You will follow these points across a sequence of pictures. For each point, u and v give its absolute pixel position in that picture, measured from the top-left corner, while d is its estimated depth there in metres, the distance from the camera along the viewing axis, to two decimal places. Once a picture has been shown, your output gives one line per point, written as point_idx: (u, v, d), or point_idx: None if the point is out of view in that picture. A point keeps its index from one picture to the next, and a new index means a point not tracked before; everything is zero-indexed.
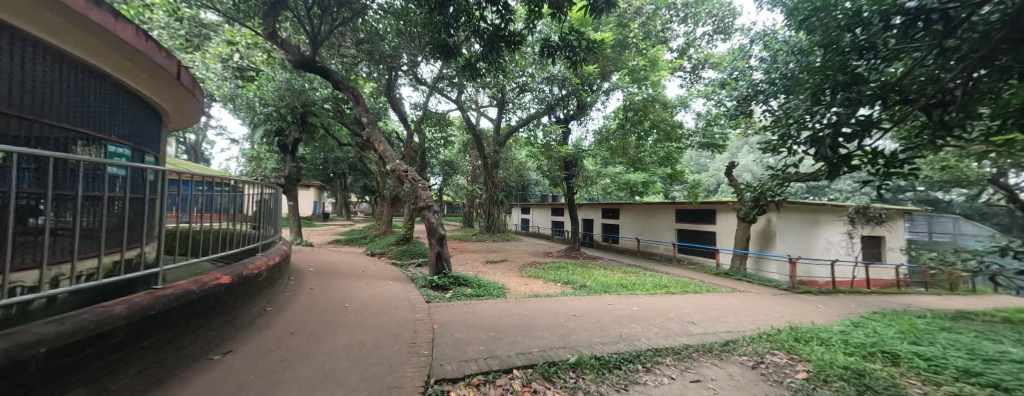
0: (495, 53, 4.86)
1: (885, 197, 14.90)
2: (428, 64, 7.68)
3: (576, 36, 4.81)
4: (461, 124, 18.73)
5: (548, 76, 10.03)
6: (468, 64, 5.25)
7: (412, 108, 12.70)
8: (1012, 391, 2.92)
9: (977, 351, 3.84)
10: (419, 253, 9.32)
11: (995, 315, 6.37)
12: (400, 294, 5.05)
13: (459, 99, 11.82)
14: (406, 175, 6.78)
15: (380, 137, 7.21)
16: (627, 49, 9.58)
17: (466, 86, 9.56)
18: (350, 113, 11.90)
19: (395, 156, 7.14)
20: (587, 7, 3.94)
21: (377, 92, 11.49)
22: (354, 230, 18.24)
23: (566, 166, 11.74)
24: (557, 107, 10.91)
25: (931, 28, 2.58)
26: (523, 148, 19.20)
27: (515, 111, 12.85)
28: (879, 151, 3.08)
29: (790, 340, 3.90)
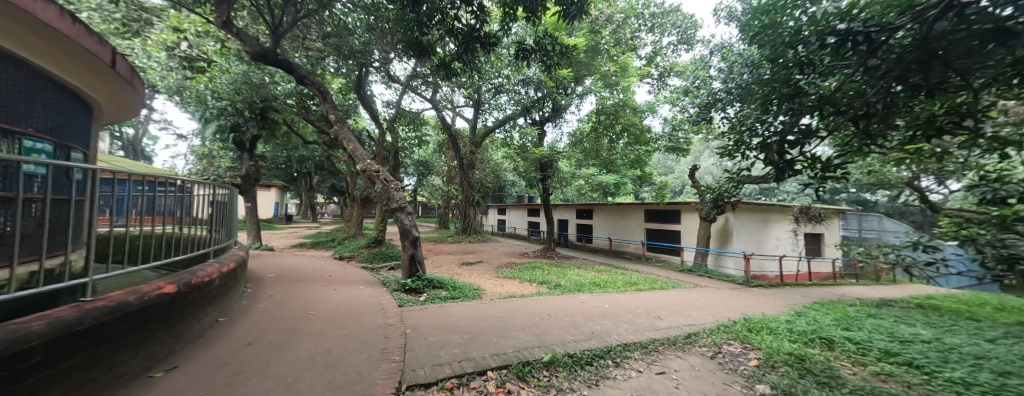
0: (470, 53, 4.83)
1: (824, 198, 16.45)
2: (401, 61, 7.35)
3: (551, 40, 4.91)
4: (436, 124, 18.46)
5: (524, 78, 10.12)
6: (442, 63, 5.16)
7: (385, 106, 12.29)
8: (922, 368, 3.34)
9: (896, 334, 4.36)
10: (391, 255, 9.03)
11: (911, 302, 7.25)
12: (370, 299, 4.87)
13: (433, 98, 11.60)
14: (377, 175, 6.54)
15: (349, 136, 6.89)
16: (599, 55, 9.90)
17: (441, 85, 9.39)
18: (317, 110, 11.31)
19: (366, 156, 6.85)
20: (560, 13, 4.04)
21: (347, 88, 10.99)
22: (322, 232, 17.37)
23: (542, 168, 11.85)
24: (533, 109, 11.06)
25: (859, 48, 2.87)
26: (499, 149, 19.19)
27: (491, 111, 12.86)
28: (817, 157, 3.41)
29: (743, 330, 4.20)
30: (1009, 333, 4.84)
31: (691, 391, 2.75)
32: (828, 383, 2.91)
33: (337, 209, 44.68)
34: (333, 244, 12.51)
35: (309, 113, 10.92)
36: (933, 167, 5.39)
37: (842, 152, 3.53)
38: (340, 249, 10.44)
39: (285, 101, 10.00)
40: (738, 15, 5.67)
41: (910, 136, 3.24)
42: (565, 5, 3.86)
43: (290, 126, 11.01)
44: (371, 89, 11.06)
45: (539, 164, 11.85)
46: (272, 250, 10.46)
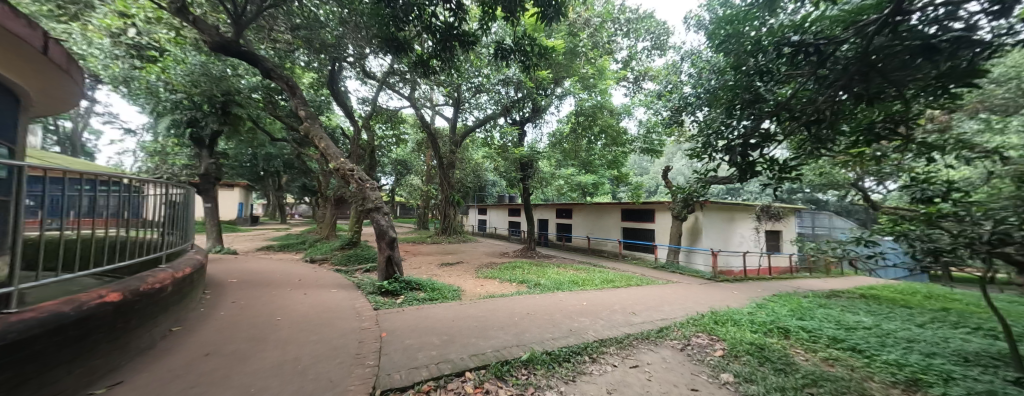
0: (448, 51, 4.77)
1: (782, 197, 17.62)
2: (376, 57, 7.04)
3: (530, 41, 4.92)
4: (414, 122, 18.07)
5: (504, 78, 10.05)
6: (420, 60, 5.08)
7: (359, 102, 11.86)
8: (863, 352, 3.67)
9: (843, 322, 4.76)
10: (366, 257, 8.73)
11: (855, 293, 7.94)
12: (343, 302, 4.69)
13: (411, 95, 11.32)
14: (351, 174, 6.33)
15: (320, 133, 6.65)
16: (577, 57, 10.05)
17: (419, 83, 9.16)
18: (285, 106, 10.73)
19: (340, 154, 6.62)
20: (539, 14, 4.07)
21: (319, 83, 10.51)
22: (292, 234, 16.53)
23: (522, 168, 11.90)
24: (513, 109, 11.11)
25: (810, 59, 3.11)
26: (479, 149, 19.06)
27: (472, 111, 12.80)
28: (775, 159, 3.65)
29: (710, 323, 4.43)
30: (936, 318, 5.42)
31: (663, 382, 2.87)
32: (784, 369, 3.13)
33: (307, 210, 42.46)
34: (304, 246, 11.93)
35: (276, 109, 10.34)
36: (876, 169, 5.93)
37: (797, 154, 3.81)
38: (311, 252, 9.97)
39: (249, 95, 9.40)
40: (706, 23, 5.95)
41: (854, 141, 3.56)
42: (543, 6, 3.89)
43: (255, 122, 10.38)
44: (345, 85, 10.63)
45: (519, 164, 11.89)
46: (234, 253, 9.80)
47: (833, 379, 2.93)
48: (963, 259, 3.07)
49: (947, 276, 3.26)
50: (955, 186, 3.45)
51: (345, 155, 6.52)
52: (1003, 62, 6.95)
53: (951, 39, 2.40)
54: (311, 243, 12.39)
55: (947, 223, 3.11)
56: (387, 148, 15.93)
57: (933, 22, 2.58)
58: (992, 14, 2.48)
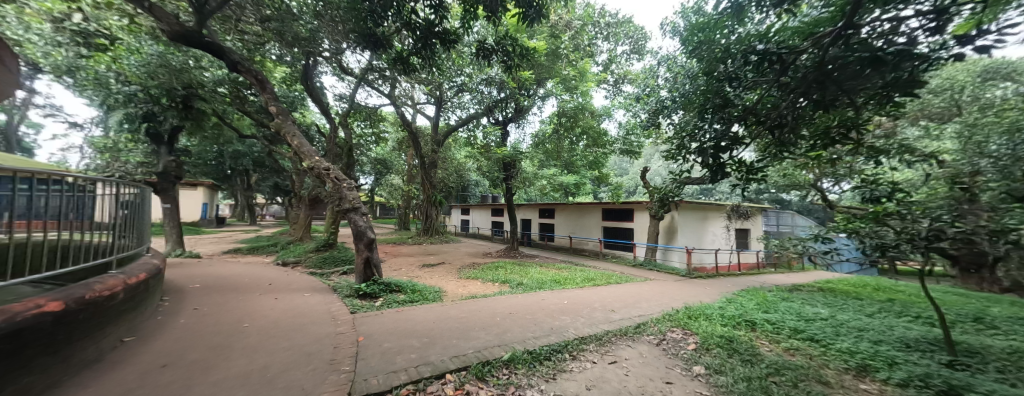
0: (428, 49, 4.70)
1: (750, 197, 18.59)
2: (354, 53, 6.73)
3: (512, 42, 4.92)
4: (394, 121, 17.64)
5: (486, 78, 9.98)
6: (399, 57, 4.98)
7: (336, 99, 11.45)
8: (820, 341, 3.94)
9: (803, 314, 5.09)
10: (343, 259, 8.44)
11: (814, 286, 8.52)
12: (317, 306, 4.52)
13: (390, 93, 11.03)
14: (327, 173, 6.12)
15: (293, 130, 6.47)
16: (559, 59, 10.17)
17: (400, 80, 8.92)
18: (255, 101, 10.18)
19: (314, 153, 6.42)
20: (520, 15, 4.09)
21: (292, 77, 10.05)
22: (262, 236, 15.71)
23: (505, 168, 11.90)
24: (496, 109, 11.10)
25: (773, 67, 3.30)
26: (462, 148, 18.85)
27: (454, 110, 12.68)
28: (743, 161, 3.86)
29: (684, 318, 4.61)
30: (883, 308, 5.90)
31: (639, 376, 2.96)
32: (750, 359, 3.31)
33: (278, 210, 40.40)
34: (275, 248, 11.37)
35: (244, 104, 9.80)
36: (833, 170, 6.39)
37: (763, 157, 4.04)
38: (283, 254, 9.52)
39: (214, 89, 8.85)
40: (680, 29, 6.16)
41: (813, 145, 3.82)
42: (524, 7, 3.91)
43: (221, 117, 9.80)
44: (320, 81, 10.24)
45: (502, 164, 11.89)
46: (198, 257, 9.20)
47: (793, 367, 3.12)
48: (906, 254, 3.37)
49: (892, 270, 3.56)
50: (898, 188, 3.77)
51: (320, 153, 6.32)
52: (939, 75, 7.66)
53: (896, 52, 2.61)
54: (283, 245, 11.81)
55: (892, 221, 3.40)
56: (366, 147, 15.46)
57: (880, 36, 2.80)
58: (930, 30, 2.72)
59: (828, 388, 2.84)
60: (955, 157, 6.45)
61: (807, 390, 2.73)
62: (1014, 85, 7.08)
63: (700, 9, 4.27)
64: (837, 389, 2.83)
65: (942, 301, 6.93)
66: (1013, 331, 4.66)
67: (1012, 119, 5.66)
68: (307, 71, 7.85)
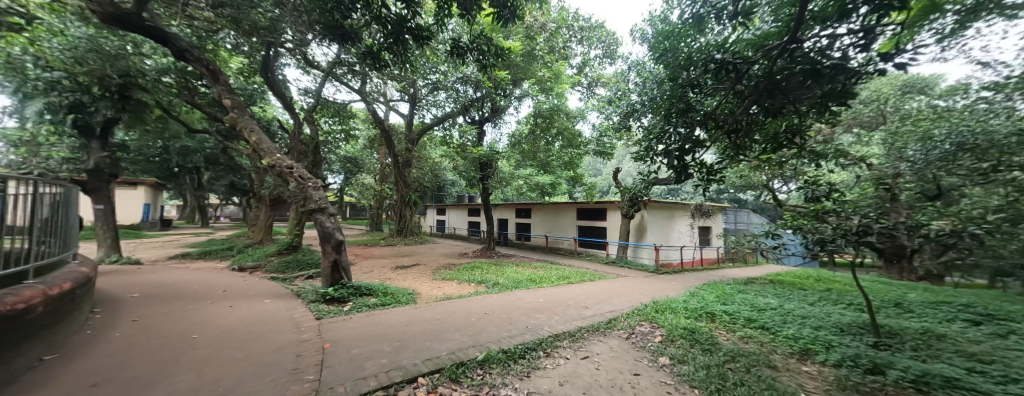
0: (401, 45, 4.56)
1: (712, 197, 19.75)
2: (320, 46, 6.37)
3: (486, 41, 4.89)
4: (365, 118, 16.94)
5: (462, 77, 9.82)
6: (369, 52, 4.79)
7: (300, 93, 10.77)
8: (770, 329, 4.28)
9: (756, 304, 5.51)
10: (308, 263, 7.98)
11: (766, 279, 9.25)
12: (280, 313, 4.25)
13: (360, 88, 10.56)
14: (291, 172, 5.83)
15: (252, 126, 6.27)
16: (534, 60, 10.08)
17: (371, 76, 8.52)
18: (207, 93, 9.37)
19: (275, 150, 6.18)
20: (495, 15, 4.08)
21: (250, 69, 9.36)
22: (216, 239, 14.49)
23: (481, 168, 11.83)
24: (472, 108, 10.97)
25: (730, 75, 3.53)
26: (437, 148, 18.43)
27: (429, 108, 12.41)
28: (703, 162, 4.11)
29: (652, 312, 4.83)
30: (825, 297, 6.52)
31: (610, 370, 3.06)
32: (709, 348, 3.52)
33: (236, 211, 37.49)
34: (231, 252, 10.51)
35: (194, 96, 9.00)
36: (784, 172, 6.98)
37: (722, 159, 4.33)
38: (240, 258, 8.83)
39: (157, 78, 8.05)
40: (649, 36, 6.42)
41: (764, 148, 4.14)
42: (499, 7, 3.91)
43: (166, 109, 8.92)
44: (282, 73, 9.59)
45: (478, 163, 11.82)
46: (139, 263, 8.30)
47: (747, 354, 3.37)
48: (841, 247, 3.73)
49: (829, 262, 3.95)
50: (834, 188, 4.18)
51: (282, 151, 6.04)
52: (869, 87, 8.60)
53: (832, 66, 2.90)
54: (240, 248, 10.96)
55: (830, 218, 3.76)
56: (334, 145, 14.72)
57: (820, 51, 3.09)
58: (859, 47, 3.05)
59: (776, 372, 3.11)
60: (883, 161, 7.25)
61: (759, 374, 2.96)
62: (927, 98, 8.07)
63: (666, 18, 4.47)
64: (783, 372, 3.11)
65: (872, 289, 7.78)
66: (929, 313, 5.31)
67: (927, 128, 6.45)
68: (266, 63, 8.22)
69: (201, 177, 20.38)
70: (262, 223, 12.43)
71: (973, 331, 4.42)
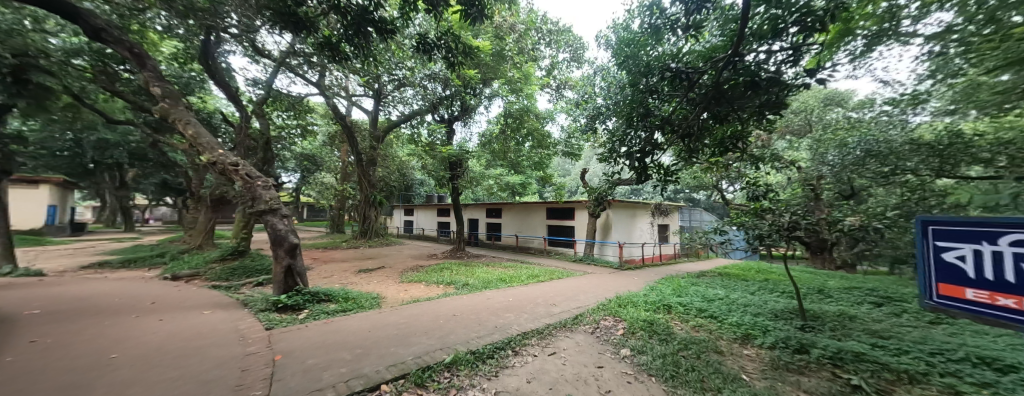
0: (362, 38, 4.32)
1: (671, 197, 20.97)
2: (271, 33, 5.85)
3: (454, 39, 4.79)
4: (324, 113, 15.86)
5: (429, 74, 9.52)
6: (326, 43, 4.50)
7: (247, 84, 9.83)
8: (717, 317, 4.66)
9: (707, 296, 5.96)
10: (256, 269, 7.32)
11: (716, 272, 10.05)
12: (222, 325, 3.86)
13: (317, 81, 9.86)
14: (236, 170, 5.53)
15: (187, 118, 6.04)
16: (504, 61, 9.93)
17: (330, 68, 7.94)
18: (130, 79, 8.25)
19: (215, 144, 5.97)
20: (463, 13, 4.03)
21: (184, 54, 8.39)
22: (144, 244, 12.83)
23: (451, 167, 11.59)
24: (440, 106, 10.71)
25: (685, 82, 3.79)
26: (403, 146, 17.74)
27: (395, 104, 11.91)
28: (661, 164, 4.36)
29: (615, 306, 5.04)
30: (765, 287, 7.23)
31: (576, 364, 3.15)
32: (666, 338, 3.75)
33: (170, 212, 33.39)
34: (163, 259, 9.35)
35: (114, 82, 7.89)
36: (732, 173, 7.64)
37: (677, 161, 4.62)
38: (175, 266, 7.88)
39: (64, 59, 6.96)
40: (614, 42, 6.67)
41: (713, 152, 4.49)
42: (466, 5, 3.85)
43: (77, 97, 7.73)
44: (225, 61, 8.70)
45: (448, 163, 11.57)
46: (41, 275, 7.11)
47: (697, 341, 3.64)
48: (776, 242, 4.14)
49: (767, 255, 4.38)
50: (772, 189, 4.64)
51: (224, 147, 5.84)
52: (799, 99, 9.66)
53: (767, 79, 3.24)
54: (174, 254, 9.80)
55: (767, 216, 4.16)
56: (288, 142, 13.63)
57: (758, 64, 3.43)
58: (788, 62, 3.43)
59: (721, 356, 3.40)
60: (811, 165, 8.20)
61: (708, 360, 3.21)
62: (843, 110, 9.24)
63: (627, 27, 4.66)
64: (727, 356, 3.41)
65: (802, 278, 8.76)
66: (848, 298, 6.08)
67: (846, 136, 7.39)
68: (204, 50, 7.59)
69: (123, 175, 17.90)
70: (199, 226, 11.20)
71: (880, 312, 5.14)
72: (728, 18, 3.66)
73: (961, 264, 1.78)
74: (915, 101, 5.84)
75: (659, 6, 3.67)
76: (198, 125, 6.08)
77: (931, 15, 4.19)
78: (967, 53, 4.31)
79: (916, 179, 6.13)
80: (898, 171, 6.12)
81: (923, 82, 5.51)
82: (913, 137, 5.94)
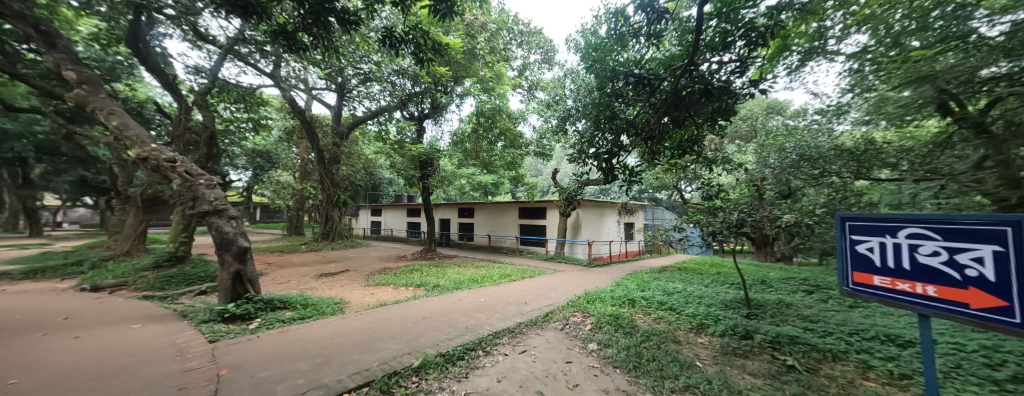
0: (323, 28, 4.07)
1: (636, 197, 21.94)
2: (217, 17, 5.32)
3: (423, 34, 4.65)
4: (280, 106, 14.73)
5: (397, 69, 8.92)
6: (281, 31, 4.20)
7: (187, 71, 8.87)
8: (676, 309, 4.95)
9: (668, 289, 6.32)
10: (198, 275, 6.63)
11: (675, 267, 10.68)
12: (156, 339, 3.46)
13: (271, 71, 9.13)
14: (172, 167, 4.98)
15: (108, 107, 5.41)
16: (475, 59, 9.70)
17: (285, 59, 7.35)
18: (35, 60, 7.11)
19: (146, 137, 5.37)
20: (432, 9, 3.89)
21: (107, 35, 7.39)
22: (56, 251, 11.17)
23: (421, 166, 11.27)
24: (410, 103, 10.38)
25: (646, 87, 4.02)
26: (369, 144, 16.91)
27: (360, 99, 11.33)
28: (626, 165, 4.53)
29: (583, 302, 5.19)
30: (719, 279, 7.82)
31: (546, 361, 3.20)
32: (630, 331, 3.92)
33: (89, 214, 28.93)
34: (80, 267, 8.16)
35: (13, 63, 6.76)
36: (692, 175, 8.16)
37: (641, 162, 4.82)
38: (96, 275, 6.91)
39: None
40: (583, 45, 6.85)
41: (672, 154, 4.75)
42: (436, 1, 3.74)
43: None
44: (159, 46, 7.77)
45: (417, 162, 11.24)
46: None
47: (658, 333, 3.85)
48: (727, 237, 4.50)
49: (719, 250, 4.74)
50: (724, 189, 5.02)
51: (157, 141, 5.31)
52: (747, 108, 10.57)
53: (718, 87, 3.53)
54: (94, 261, 8.62)
55: (720, 214, 4.50)
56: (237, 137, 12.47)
57: (712, 73, 3.70)
58: (736, 73, 3.72)
59: (679, 345, 3.63)
60: (757, 167, 8.98)
61: (667, 349, 3.41)
62: (784, 118, 10.21)
63: (595, 32, 4.80)
64: (684, 344, 3.65)
65: (749, 270, 9.58)
66: (787, 287, 6.76)
67: (785, 141, 8.20)
68: (132, 32, 6.74)
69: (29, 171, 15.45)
70: (127, 230, 9.99)
71: (813, 298, 5.77)
72: (686, 29, 3.91)
73: (870, 254, 2.04)
74: (839, 112, 6.69)
75: (623, 14, 3.83)
76: (124, 116, 5.46)
77: (851, 36, 4.77)
78: (878, 71, 4.97)
79: (839, 181, 6.72)
80: (825, 173, 6.75)
81: (845, 95, 6.28)
82: (838, 144, 6.73)
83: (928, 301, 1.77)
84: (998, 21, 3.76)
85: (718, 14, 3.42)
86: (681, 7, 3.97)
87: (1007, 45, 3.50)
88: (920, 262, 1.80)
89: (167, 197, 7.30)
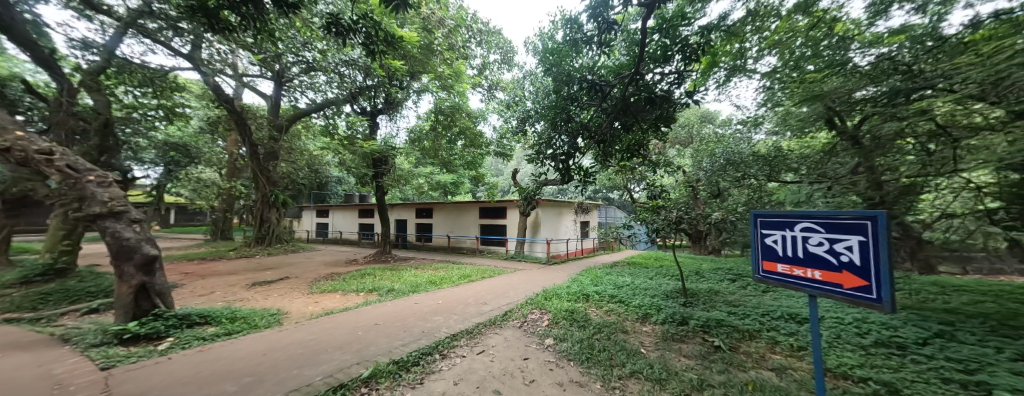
0: (255, 7, 3.63)
1: (590, 196, 22.97)
2: None
3: (375, 25, 4.38)
4: (201, 92, 12.89)
5: (345, 60, 7.89)
6: (202, 6, 3.65)
7: (72, 45, 7.33)
8: (625, 301, 5.30)
9: (619, 283, 6.73)
10: (88, 290, 5.55)
11: (625, 262, 11.40)
12: (27, 370, 2.83)
13: (189, 52, 7.90)
14: (50, 160, 4.11)
15: None
16: (432, 55, 9.29)
17: (208, 38, 6.37)
18: None
19: (9, 122, 4.35)
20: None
21: None
22: None
23: (373, 164, 10.62)
24: (361, 97, 9.70)
25: (598, 91, 4.23)
26: (313, 138, 15.52)
27: (303, 90, 10.33)
28: (580, 166, 4.62)
29: (541, 300, 5.31)
30: (663, 272, 8.52)
31: (504, 360, 3.21)
32: (584, 324, 4.10)
33: None
34: None
35: None
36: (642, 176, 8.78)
37: (595, 164, 4.96)
38: None
39: None
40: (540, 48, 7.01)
41: (622, 157, 4.93)
42: None
43: None
44: (28, 12, 6.29)
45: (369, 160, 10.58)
46: None
47: (608, 324, 4.09)
48: (668, 234, 4.92)
49: (662, 245, 5.16)
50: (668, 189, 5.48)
51: (25, 128, 4.34)
52: (686, 116, 11.64)
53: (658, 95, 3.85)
54: None
55: (662, 212, 4.91)
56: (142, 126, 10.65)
57: (655, 82, 4.02)
58: (676, 84, 4.07)
59: (627, 334, 3.90)
60: (694, 170, 9.93)
61: (616, 339, 3.63)
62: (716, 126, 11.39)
63: (551, 37, 4.95)
64: (631, 333, 3.93)
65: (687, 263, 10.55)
66: (718, 276, 7.59)
67: (717, 147, 9.19)
68: None
69: None
70: None
71: (737, 286, 6.54)
72: (632, 40, 4.22)
73: (775, 245, 2.36)
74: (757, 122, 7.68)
75: (577, 22, 4.04)
76: None
77: (765, 57, 5.51)
78: (785, 89, 5.81)
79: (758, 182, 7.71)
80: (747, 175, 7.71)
81: (760, 108, 7.24)
82: (757, 150, 7.72)
83: (816, 283, 2.08)
84: (867, 53, 4.57)
85: (659, 29, 3.74)
86: (628, 20, 4.29)
87: (872, 73, 4.31)
88: (810, 250, 2.13)
89: (43, 196, 5.97)
